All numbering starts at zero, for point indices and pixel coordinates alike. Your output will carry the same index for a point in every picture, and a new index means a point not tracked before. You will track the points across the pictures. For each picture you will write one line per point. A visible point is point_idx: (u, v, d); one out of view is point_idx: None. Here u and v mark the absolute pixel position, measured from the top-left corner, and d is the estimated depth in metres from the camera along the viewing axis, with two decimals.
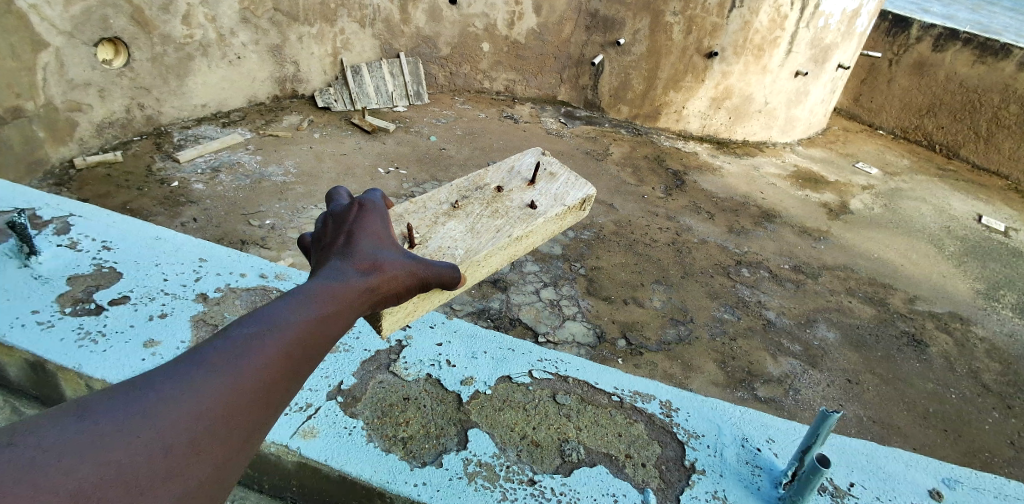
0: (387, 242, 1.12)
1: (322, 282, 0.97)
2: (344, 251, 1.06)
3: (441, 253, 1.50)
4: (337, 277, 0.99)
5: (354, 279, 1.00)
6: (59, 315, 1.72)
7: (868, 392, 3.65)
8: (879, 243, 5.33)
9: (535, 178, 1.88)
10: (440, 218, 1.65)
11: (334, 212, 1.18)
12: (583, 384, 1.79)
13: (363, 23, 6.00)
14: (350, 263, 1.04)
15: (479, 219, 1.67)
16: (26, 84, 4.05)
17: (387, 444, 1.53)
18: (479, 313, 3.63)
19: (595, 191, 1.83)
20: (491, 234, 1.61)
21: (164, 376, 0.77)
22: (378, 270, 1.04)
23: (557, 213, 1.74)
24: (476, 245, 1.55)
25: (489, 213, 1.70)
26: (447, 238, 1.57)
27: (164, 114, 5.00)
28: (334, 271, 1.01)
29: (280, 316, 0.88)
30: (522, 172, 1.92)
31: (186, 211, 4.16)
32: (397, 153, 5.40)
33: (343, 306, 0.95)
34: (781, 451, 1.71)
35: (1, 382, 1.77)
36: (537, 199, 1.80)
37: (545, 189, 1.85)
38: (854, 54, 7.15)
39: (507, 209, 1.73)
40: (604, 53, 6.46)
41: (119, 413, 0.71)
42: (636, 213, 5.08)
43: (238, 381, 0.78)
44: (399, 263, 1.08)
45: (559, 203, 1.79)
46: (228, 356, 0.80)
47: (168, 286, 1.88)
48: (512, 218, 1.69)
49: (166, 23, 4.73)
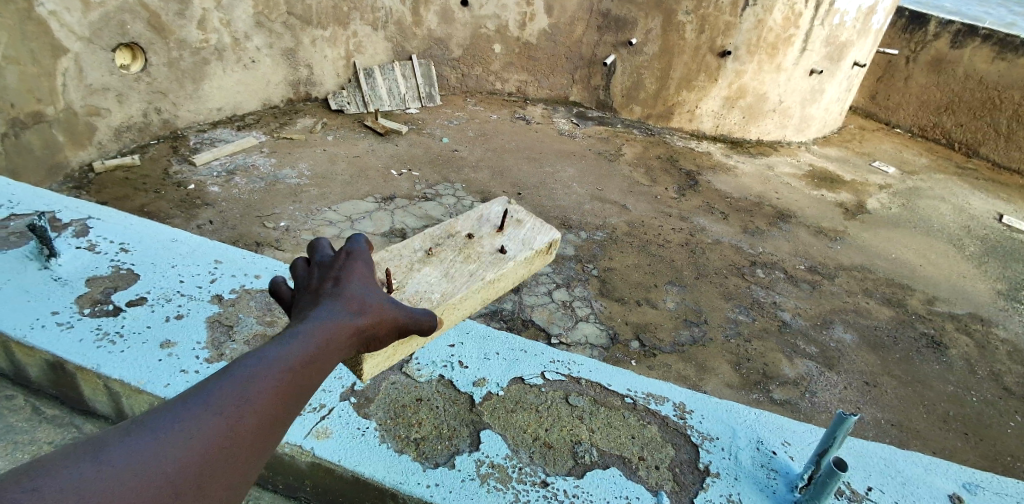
0: (374, 283, 1.06)
1: (310, 325, 0.94)
2: (332, 289, 1.01)
3: (418, 297, 1.50)
4: (326, 317, 0.95)
5: (344, 318, 0.96)
6: (78, 316, 1.75)
7: (885, 395, 3.59)
8: (897, 243, 5.25)
9: (504, 224, 1.85)
10: (415, 263, 1.63)
11: (320, 249, 1.12)
12: (595, 386, 1.79)
13: (376, 26, 6.04)
14: (341, 304, 0.99)
15: (452, 264, 1.66)
16: (46, 89, 4.13)
17: (399, 445, 1.53)
18: (492, 315, 3.62)
19: (560, 235, 1.84)
20: (465, 278, 1.60)
21: (167, 417, 0.77)
22: (367, 311, 1.00)
23: (525, 257, 1.74)
24: (452, 289, 1.54)
25: (461, 258, 1.69)
26: (422, 283, 1.56)
27: (181, 118, 5.06)
28: (322, 310, 0.97)
29: (273, 359, 0.86)
30: (488, 216, 1.89)
31: (202, 213, 4.21)
32: (410, 155, 5.42)
33: (335, 348, 0.93)
34: (796, 454, 1.69)
35: (22, 381, 1.80)
36: (506, 244, 1.78)
37: (513, 234, 1.83)
38: (870, 51, 7.07)
39: (478, 254, 1.72)
40: (615, 53, 6.45)
41: (129, 453, 0.72)
42: (649, 213, 5.05)
43: (235, 419, 0.79)
44: (388, 304, 1.03)
45: (528, 246, 1.78)
46: (225, 396, 0.80)
47: (184, 288, 1.90)
48: (483, 262, 1.69)
49: (182, 28, 4.79)
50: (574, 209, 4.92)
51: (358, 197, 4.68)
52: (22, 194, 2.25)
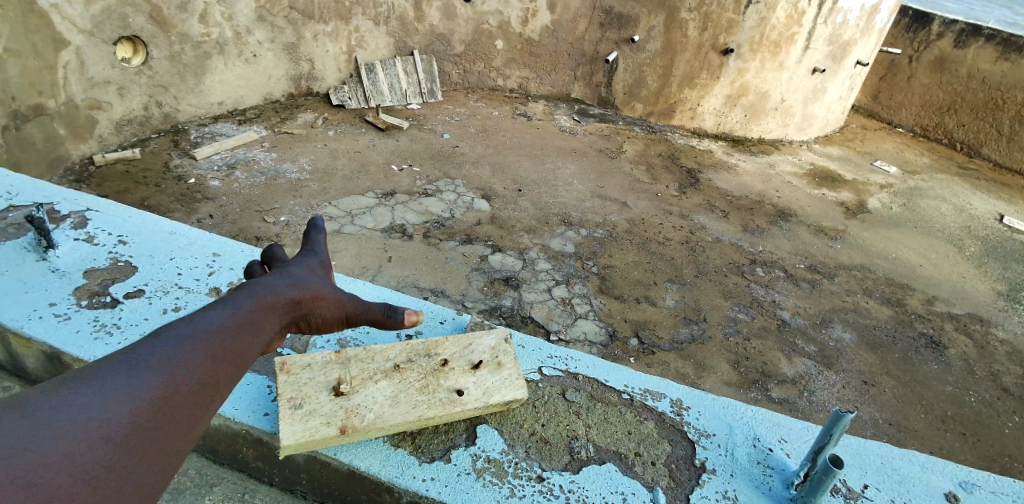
0: (312, 274, 1.32)
1: (252, 296, 1.13)
2: (272, 277, 1.24)
3: (351, 413, 1.48)
4: (266, 292, 1.16)
5: (281, 293, 1.18)
6: (76, 308, 1.75)
7: (884, 394, 3.59)
8: (897, 243, 5.24)
9: (480, 362, 1.65)
10: (377, 375, 1.58)
11: (277, 257, 1.39)
12: (593, 381, 1.79)
13: (378, 21, 6.03)
14: (278, 286, 1.20)
15: (408, 387, 1.56)
16: (47, 82, 4.12)
17: (395, 438, 1.53)
18: (491, 311, 3.62)
19: (524, 395, 1.59)
20: (406, 409, 1.51)
21: (122, 366, 0.87)
22: (302, 290, 1.23)
23: (475, 407, 1.55)
24: (387, 415, 1.49)
25: (419, 385, 1.57)
26: (367, 399, 1.52)
27: (182, 112, 5.05)
28: (264, 287, 1.18)
29: (219, 317, 1.02)
30: (479, 347, 1.69)
31: (203, 208, 4.21)
32: (411, 151, 5.41)
33: (273, 314, 1.13)
34: (793, 452, 1.69)
35: (20, 373, 1.80)
36: (467, 388, 1.59)
37: (482, 378, 1.63)
38: (873, 50, 7.05)
39: (435, 386, 1.58)
40: (618, 50, 6.43)
41: (91, 394, 0.80)
42: (649, 211, 5.04)
43: (191, 363, 0.91)
44: (320, 287, 1.28)
45: (486, 398, 1.57)
46: (178, 345, 0.93)
47: (182, 280, 1.90)
48: (432, 399, 1.54)
49: (184, 21, 4.78)
50: (574, 207, 4.91)
51: (358, 193, 4.67)
52: (21, 186, 2.25)
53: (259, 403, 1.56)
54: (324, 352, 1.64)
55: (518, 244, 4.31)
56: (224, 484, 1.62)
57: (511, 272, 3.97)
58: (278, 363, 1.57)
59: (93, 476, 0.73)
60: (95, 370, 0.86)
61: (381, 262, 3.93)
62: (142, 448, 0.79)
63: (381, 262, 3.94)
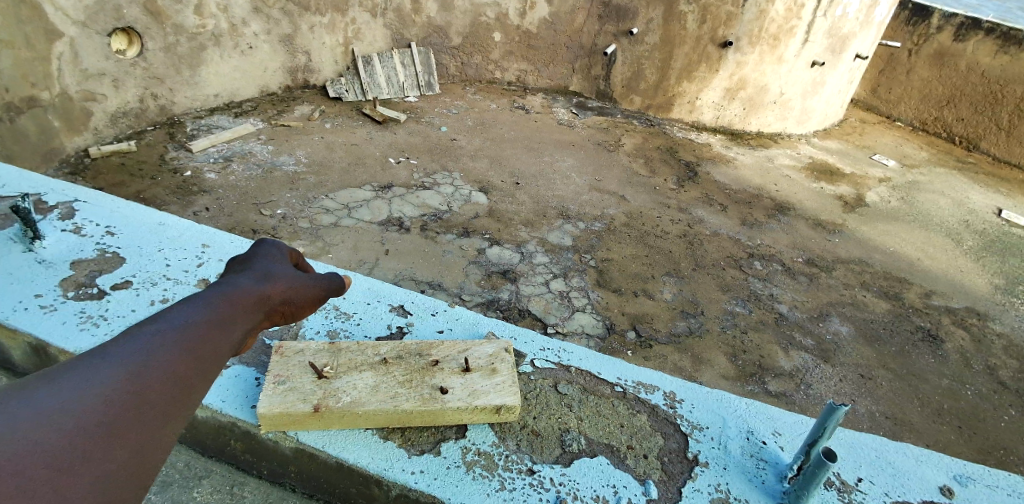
0: (282, 264, 1.27)
1: (221, 292, 1.09)
2: (238, 272, 1.19)
3: (329, 394, 1.47)
4: (235, 286, 1.12)
5: (253, 287, 1.14)
6: (62, 299, 1.72)
7: (881, 388, 3.59)
8: (896, 237, 5.23)
9: (470, 365, 1.60)
10: (362, 367, 1.57)
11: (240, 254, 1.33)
12: (585, 374, 1.77)
13: (374, 13, 5.98)
14: (247, 277, 1.17)
15: (392, 380, 1.54)
16: (41, 73, 4.09)
17: (384, 431, 1.51)
18: (488, 304, 3.61)
19: (510, 403, 1.51)
20: (383, 398, 1.48)
21: (94, 363, 0.84)
22: (273, 282, 1.19)
23: (454, 407, 1.49)
24: (363, 401, 1.47)
25: (403, 380, 1.54)
26: (350, 384, 1.51)
27: (177, 104, 5.01)
28: (233, 282, 1.14)
29: (189, 315, 0.98)
30: (476, 354, 1.65)
31: (199, 200, 4.17)
32: (408, 144, 5.38)
33: (246, 307, 1.08)
34: (787, 444, 1.67)
35: (6, 366, 1.77)
36: (452, 387, 1.54)
37: (470, 381, 1.57)
38: (873, 44, 7.01)
39: (420, 382, 1.54)
40: (616, 42, 6.40)
41: (60, 391, 0.78)
42: (647, 204, 5.02)
43: (164, 360, 0.88)
44: (292, 277, 1.24)
45: (468, 400, 1.52)
46: (148, 344, 0.89)
47: (170, 272, 1.88)
48: (413, 394, 1.50)
49: (179, 13, 4.73)
50: (572, 200, 4.89)
51: (355, 186, 4.64)
52: (8, 176, 2.22)
53: (247, 395, 1.53)
54: (319, 341, 1.65)
55: (515, 237, 4.29)
56: (213, 477, 1.60)
57: (508, 265, 3.96)
58: (276, 345, 1.60)
59: (67, 472, 0.71)
60: (63, 368, 0.82)
61: (378, 256, 3.91)
62: (113, 445, 0.77)
63: (378, 255, 3.92)
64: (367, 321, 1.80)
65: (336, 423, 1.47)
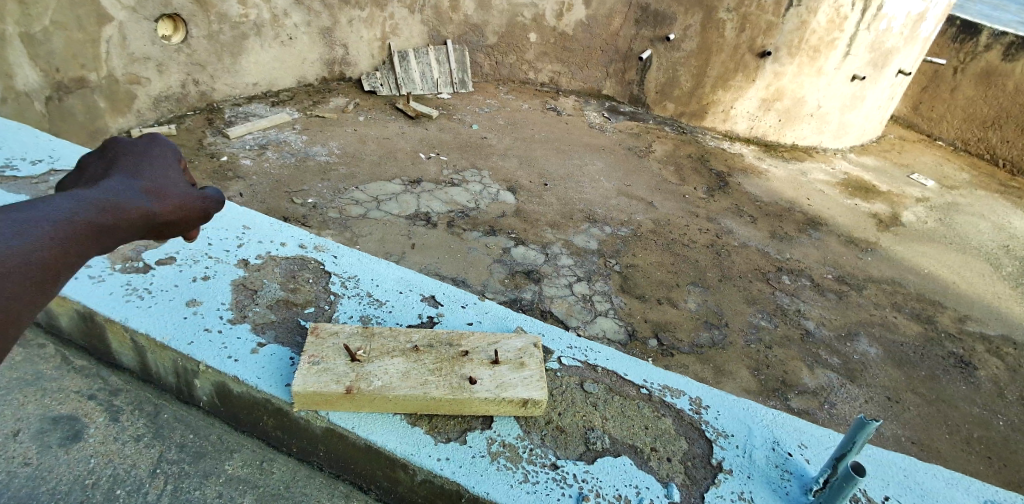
0: (175, 178, 1.22)
1: (96, 194, 1.05)
2: (126, 176, 1.14)
3: (363, 376, 1.50)
4: (121, 192, 1.09)
5: (141, 197, 1.11)
6: (110, 271, 1.79)
7: (908, 412, 3.51)
8: (930, 258, 5.10)
9: (499, 357, 1.62)
10: (395, 352, 1.60)
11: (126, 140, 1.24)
12: (611, 374, 1.78)
13: (412, 9, 6.04)
14: (135, 184, 1.13)
15: (423, 367, 1.56)
16: (90, 55, 4.24)
17: (412, 416, 1.53)
18: (511, 303, 3.63)
19: (538, 397, 1.53)
20: (415, 383, 1.51)
21: None
22: (161, 199, 1.14)
23: (483, 398, 1.51)
24: (395, 384, 1.50)
25: (434, 367, 1.57)
26: (383, 369, 1.54)
27: (218, 91, 5.15)
28: (115, 188, 1.10)
29: (54, 211, 0.96)
30: (505, 347, 1.67)
31: (233, 186, 4.27)
32: (439, 140, 5.43)
33: (128, 218, 1.06)
34: (813, 457, 1.66)
35: (55, 331, 1.85)
36: (481, 378, 1.56)
37: (499, 373, 1.58)
38: (916, 59, 6.83)
39: (449, 371, 1.57)
40: (652, 48, 6.37)
41: None
42: (676, 212, 4.98)
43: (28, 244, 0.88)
44: (185, 194, 1.19)
45: (497, 391, 1.53)
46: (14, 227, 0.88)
47: (212, 251, 1.93)
48: (442, 381, 1.53)
49: (223, 2, 4.85)
50: (600, 203, 4.89)
51: (385, 179, 4.70)
52: (63, 151, 2.32)
53: (281, 372, 1.57)
54: (353, 326, 1.68)
55: (541, 237, 4.31)
56: (244, 451, 1.65)
57: (533, 265, 3.97)
58: (311, 327, 1.64)
59: None
60: None
61: (404, 249, 3.96)
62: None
63: (404, 249, 3.96)
64: (399, 308, 1.84)
65: (366, 406, 1.50)
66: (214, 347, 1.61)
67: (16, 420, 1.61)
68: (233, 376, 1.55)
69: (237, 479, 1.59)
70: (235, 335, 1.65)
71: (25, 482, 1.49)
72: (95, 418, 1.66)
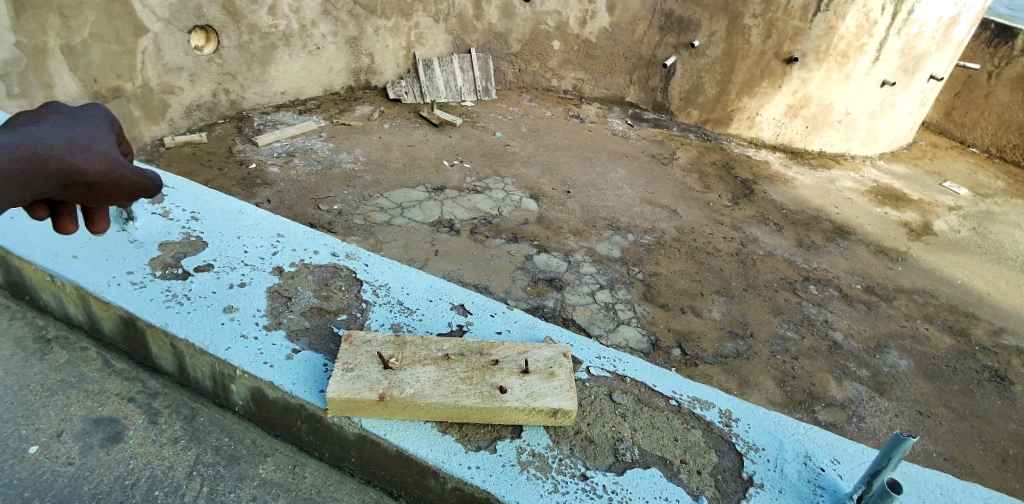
0: (110, 142, 1.07)
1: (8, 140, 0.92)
2: (49, 127, 0.99)
3: (395, 384, 1.53)
4: (36, 142, 0.95)
5: (59, 151, 0.96)
6: (151, 277, 1.85)
7: (940, 426, 3.42)
8: (964, 268, 4.98)
9: (529, 367, 1.63)
10: (426, 361, 1.62)
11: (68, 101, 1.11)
12: (640, 385, 1.77)
13: (437, 18, 6.13)
14: (58, 138, 0.98)
15: (453, 375, 1.58)
16: (127, 66, 4.38)
17: (442, 424, 1.55)
18: (533, 310, 3.64)
19: (568, 408, 1.53)
20: (446, 392, 1.53)
21: None
22: (83, 155, 0.98)
23: (513, 408, 1.52)
24: (427, 392, 1.52)
25: (465, 376, 1.58)
26: (415, 377, 1.56)
27: (247, 100, 5.27)
28: (32, 136, 0.96)
29: None
30: (535, 356, 1.68)
31: (261, 192, 4.36)
32: (463, 147, 5.48)
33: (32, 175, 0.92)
34: (846, 473, 1.63)
35: (96, 335, 1.91)
36: (511, 387, 1.57)
37: (530, 382, 1.59)
38: (949, 65, 6.68)
39: (480, 380, 1.58)
40: (676, 55, 6.35)
41: None
42: (700, 220, 4.94)
43: None
44: (114, 160, 1.02)
45: (527, 401, 1.54)
46: None
47: (247, 258, 1.98)
48: (473, 391, 1.54)
49: (254, 13, 4.97)
50: (622, 211, 4.87)
51: (409, 186, 4.76)
52: None
53: (316, 379, 1.60)
54: (385, 333, 1.71)
55: (563, 245, 4.31)
56: (277, 456, 1.69)
57: (555, 273, 3.97)
58: (345, 335, 1.67)
59: None
60: None
61: (427, 256, 4.00)
62: None
63: (427, 255, 4.00)
64: (429, 317, 1.86)
65: (398, 413, 1.52)
66: (250, 353, 1.64)
67: (60, 422, 1.68)
68: (270, 382, 1.58)
69: (270, 483, 1.62)
70: (271, 342, 1.69)
71: (69, 482, 1.55)
72: (135, 421, 1.71)
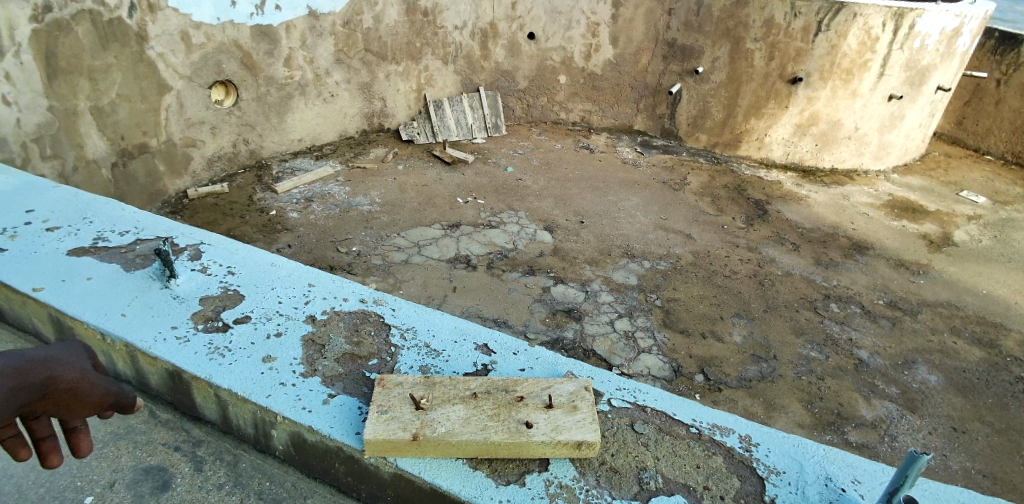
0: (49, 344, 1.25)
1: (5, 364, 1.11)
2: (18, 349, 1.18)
3: (427, 423, 1.61)
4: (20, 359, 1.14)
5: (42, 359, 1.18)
6: (193, 331, 1.97)
7: (976, 442, 3.38)
8: (987, 278, 4.95)
9: (553, 401, 1.70)
10: (455, 400, 1.70)
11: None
12: (661, 414, 1.83)
13: (446, 60, 6.39)
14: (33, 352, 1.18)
15: (481, 412, 1.66)
16: (152, 123, 4.62)
17: (473, 461, 1.62)
18: (553, 343, 3.70)
19: (591, 440, 1.60)
20: (475, 429, 1.60)
21: None
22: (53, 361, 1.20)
23: (540, 442, 1.59)
24: (457, 430, 1.60)
25: (492, 413, 1.66)
26: (447, 416, 1.64)
27: (265, 148, 5.51)
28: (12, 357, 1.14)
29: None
30: (558, 391, 1.75)
31: (282, 238, 4.54)
32: (476, 184, 5.64)
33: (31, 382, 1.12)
34: (867, 493, 1.66)
35: (141, 387, 2.03)
36: (536, 422, 1.64)
37: (554, 417, 1.67)
38: (955, 75, 6.73)
39: (506, 416, 1.66)
40: (681, 82, 6.52)
41: None
42: (715, 243, 5.01)
43: None
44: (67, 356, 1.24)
45: (552, 435, 1.61)
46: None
47: (282, 308, 2.11)
48: (500, 427, 1.62)
49: (271, 65, 5.24)
50: (637, 238, 4.96)
51: (426, 224, 4.91)
52: (147, 220, 2.57)
53: (351, 422, 1.69)
54: (415, 375, 1.80)
55: (580, 275, 4.39)
56: (316, 497, 1.78)
57: (573, 303, 4.05)
58: (378, 379, 1.76)
59: None
60: None
61: (446, 292, 4.11)
62: None
63: (446, 292, 4.10)
64: (455, 357, 1.95)
65: (431, 452, 1.60)
66: (289, 399, 1.75)
67: (112, 472, 1.78)
68: (308, 426, 1.68)
69: None
70: (308, 387, 1.79)
71: None
72: (181, 468, 1.81)
